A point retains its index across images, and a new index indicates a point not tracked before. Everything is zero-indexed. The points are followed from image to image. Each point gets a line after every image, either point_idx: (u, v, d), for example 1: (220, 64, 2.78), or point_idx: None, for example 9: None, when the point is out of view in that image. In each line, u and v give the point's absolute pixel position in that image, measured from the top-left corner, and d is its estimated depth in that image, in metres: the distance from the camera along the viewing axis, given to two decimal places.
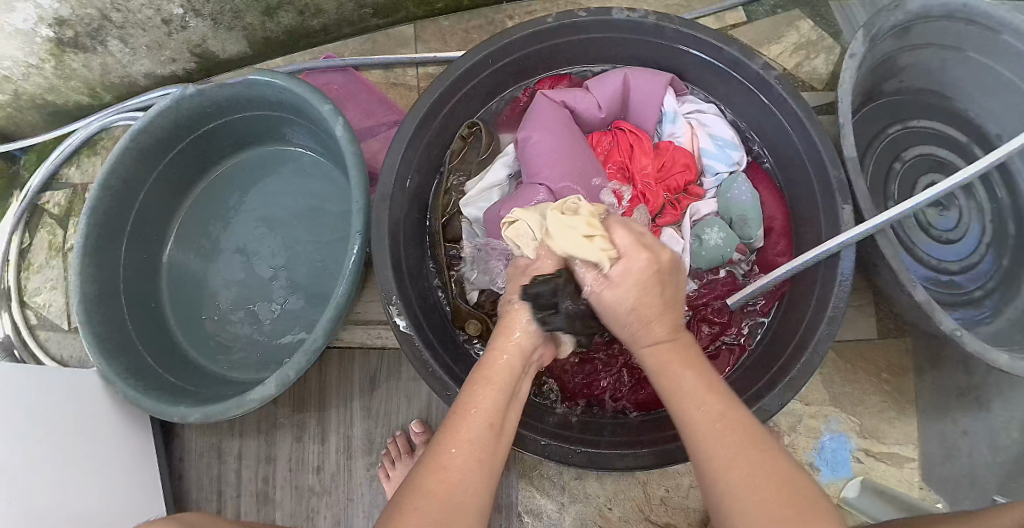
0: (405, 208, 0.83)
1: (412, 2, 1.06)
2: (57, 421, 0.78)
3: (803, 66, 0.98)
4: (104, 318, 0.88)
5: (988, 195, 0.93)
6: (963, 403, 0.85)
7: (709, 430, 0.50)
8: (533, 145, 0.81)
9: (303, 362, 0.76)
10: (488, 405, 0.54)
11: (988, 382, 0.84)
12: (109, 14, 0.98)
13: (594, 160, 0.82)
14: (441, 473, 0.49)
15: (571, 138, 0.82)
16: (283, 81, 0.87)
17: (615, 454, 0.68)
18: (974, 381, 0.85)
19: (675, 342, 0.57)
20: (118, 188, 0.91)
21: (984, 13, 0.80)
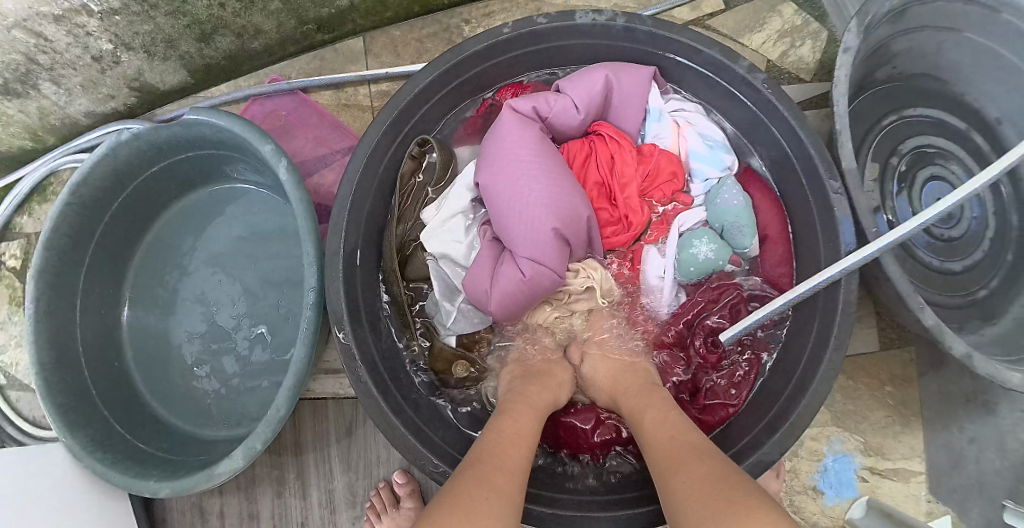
0: (362, 265, 0.78)
1: (358, 13, 0.99)
2: (50, 507, 0.75)
3: (788, 56, 0.89)
4: (64, 386, 0.83)
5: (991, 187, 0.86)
6: (970, 408, 0.78)
7: (667, 440, 0.56)
8: (499, 194, 0.73)
9: (269, 433, 0.70)
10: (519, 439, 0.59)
11: (995, 384, 0.76)
12: (35, 57, 0.90)
13: (569, 201, 0.72)
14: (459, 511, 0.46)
15: (547, 178, 0.72)
16: (219, 118, 0.80)
17: (607, 516, 0.66)
18: (982, 385, 0.77)
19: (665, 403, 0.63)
20: (62, 246, 0.85)
21: None
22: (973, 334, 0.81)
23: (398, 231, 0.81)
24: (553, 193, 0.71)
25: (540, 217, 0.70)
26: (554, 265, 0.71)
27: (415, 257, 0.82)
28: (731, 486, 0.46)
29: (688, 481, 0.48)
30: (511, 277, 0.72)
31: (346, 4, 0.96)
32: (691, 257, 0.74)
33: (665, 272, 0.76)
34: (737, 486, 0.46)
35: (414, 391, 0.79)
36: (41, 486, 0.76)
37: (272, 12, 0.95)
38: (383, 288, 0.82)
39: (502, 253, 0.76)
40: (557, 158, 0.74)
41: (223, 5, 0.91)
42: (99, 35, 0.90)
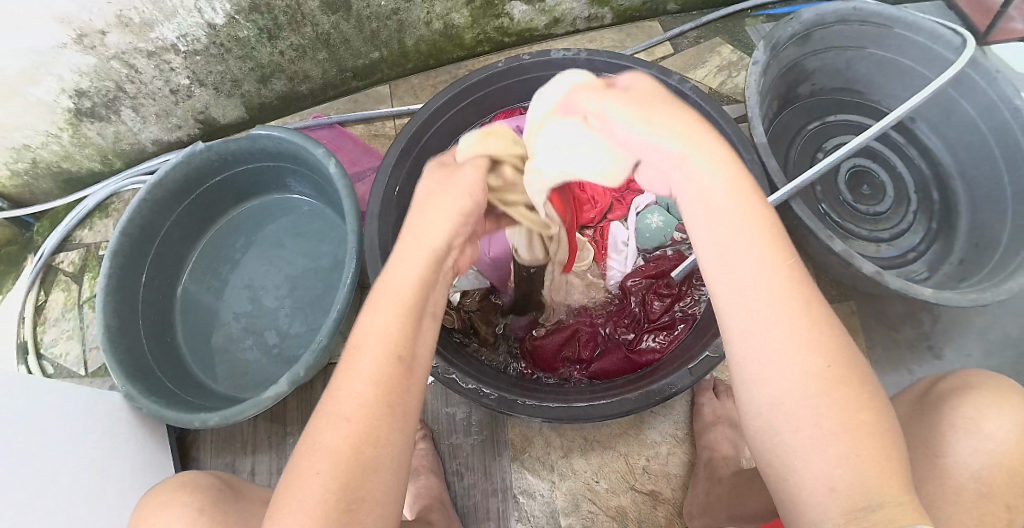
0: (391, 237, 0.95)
1: (385, 64, 1.25)
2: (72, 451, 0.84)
3: (726, 84, 1.15)
4: (124, 348, 0.97)
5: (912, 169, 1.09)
6: (918, 354, 0.97)
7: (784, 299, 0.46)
8: None
9: (311, 361, 0.86)
10: (379, 359, 0.48)
11: (936, 330, 0.98)
12: (123, 85, 1.12)
13: None
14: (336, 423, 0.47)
15: None
16: (283, 132, 1.02)
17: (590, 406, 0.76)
18: (925, 332, 0.98)
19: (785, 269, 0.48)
20: (136, 232, 1.02)
21: (874, 12, 0.97)
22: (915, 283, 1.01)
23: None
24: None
25: None
26: None
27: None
28: (859, 393, 0.46)
29: (808, 380, 0.46)
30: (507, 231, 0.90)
31: (377, 56, 1.22)
32: (645, 226, 0.96)
33: (628, 239, 0.96)
34: (861, 388, 0.47)
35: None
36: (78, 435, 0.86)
37: (319, 61, 1.20)
38: None
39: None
40: None
41: (282, 52, 1.15)
42: (180, 71, 1.13)
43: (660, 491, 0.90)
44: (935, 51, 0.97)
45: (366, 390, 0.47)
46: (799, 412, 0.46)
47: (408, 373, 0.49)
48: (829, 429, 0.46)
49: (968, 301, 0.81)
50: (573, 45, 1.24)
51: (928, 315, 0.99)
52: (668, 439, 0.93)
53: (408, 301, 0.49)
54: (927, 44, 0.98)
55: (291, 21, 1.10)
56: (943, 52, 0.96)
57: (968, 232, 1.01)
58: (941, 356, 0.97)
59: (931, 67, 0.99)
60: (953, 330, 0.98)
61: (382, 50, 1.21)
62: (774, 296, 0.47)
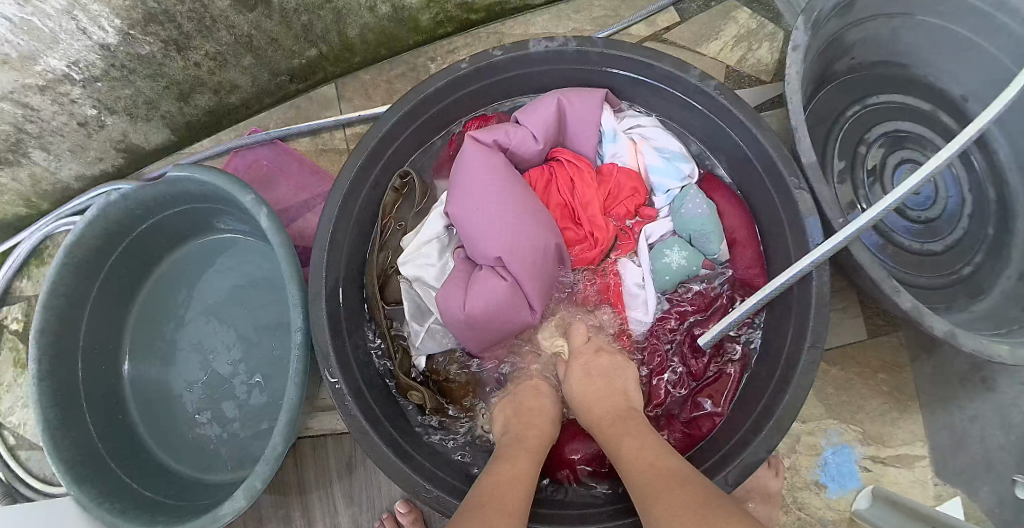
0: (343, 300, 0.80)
1: (328, 61, 1.03)
2: None
3: (747, 60, 0.93)
4: (71, 444, 0.86)
5: (965, 165, 0.89)
6: (967, 386, 0.82)
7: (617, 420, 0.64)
8: (469, 215, 0.76)
9: (267, 471, 0.72)
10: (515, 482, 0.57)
11: (992, 360, 0.80)
12: (23, 127, 0.94)
13: (537, 214, 0.76)
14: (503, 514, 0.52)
15: (517, 192, 0.77)
16: (204, 173, 0.83)
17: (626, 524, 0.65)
18: (977, 362, 0.81)
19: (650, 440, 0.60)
20: (61, 306, 0.88)
21: None
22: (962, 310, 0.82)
23: (381, 259, 0.85)
24: (532, 219, 0.75)
25: (513, 225, 0.74)
26: (530, 274, 0.74)
27: (393, 282, 0.84)
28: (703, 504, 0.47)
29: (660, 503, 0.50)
30: (487, 295, 0.74)
31: (315, 53, 1.00)
32: (664, 267, 0.78)
33: (643, 281, 0.80)
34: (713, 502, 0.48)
35: (393, 417, 0.78)
36: None
37: (246, 68, 0.99)
38: (367, 313, 0.85)
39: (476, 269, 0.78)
40: (523, 183, 0.79)
41: (199, 64, 0.95)
42: (83, 101, 0.94)
43: None
44: (1000, 20, 0.76)
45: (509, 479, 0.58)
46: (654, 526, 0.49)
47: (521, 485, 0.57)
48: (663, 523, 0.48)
49: None
50: (555, 20, 1.01)
51: None
52: None
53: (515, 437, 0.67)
54: (987, 13, 0.77)
55: (201, 27, 0.88)
56: (1005, 21, 0.76)
57: None
58: (995, 387, 0.80)
59: (994, 40, 0.79)
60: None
61: (320, 46, 0.99)
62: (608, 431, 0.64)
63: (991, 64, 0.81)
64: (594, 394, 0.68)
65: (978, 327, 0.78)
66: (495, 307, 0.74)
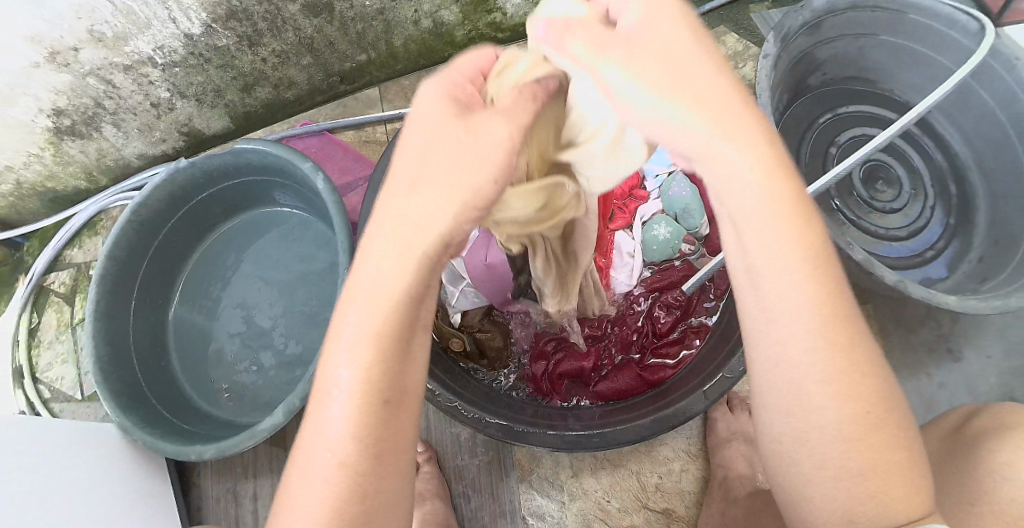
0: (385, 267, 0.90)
1: (374, 66, 1.19)
2: (78, 488, 0.81)
3: (732, 76, 1.10)
4: (118, 379, 0.94)
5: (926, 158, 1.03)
6: (936, 357, 0.93)
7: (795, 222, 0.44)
8: None
9: (306, 390, 0.82)
10: (352, 394, 0.45)
11: (954, 332, 0.93)
12: (102, 101, 1.07)
13: None
14: (324, 455, 0.44)
15: None
16: (267, 145, 0.97)
17: (609, 431, 0.73)
18: (943, 333, 0.94)
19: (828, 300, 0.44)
20: (122, 257, 0.99)
21: None
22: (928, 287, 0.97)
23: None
24: None
25: None
26: None
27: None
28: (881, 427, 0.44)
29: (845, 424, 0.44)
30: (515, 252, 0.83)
31: (365, 57, 1.16)
32: (652, 238, 0.92)
33: (634, 250, 0.93)
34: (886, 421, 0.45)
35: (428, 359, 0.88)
36: (81, 474, 0.83)
37: (304, 66, 1.14)
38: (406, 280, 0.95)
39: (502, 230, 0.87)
40: None
41: (265, 59, 1.10)
42: (159, 84, 1.08)
43: (674, 509, 0.87)
44: (951, 36, 0.91)
45: (363, 365, 0.44)
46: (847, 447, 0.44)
47: (399, 410, 0.46)
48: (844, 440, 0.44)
49: (991, 309, 0.77)
50: None
51: (943, 316, 0.94)
52: (681, 454, 0.90)
53: (412, 294, 0.46)
54: (942, 32, 0.92)
55: (272, 27, 1.04)
56: (956, 38, 0.91)
57: (986, 229, 0.95)
58: (959, 357, 0.92)
59: (948, 55, 0.94)
60: (973, 327, 0.94)
61: (369, 52, 1.15)
62: (789, 262, 0.44)
63: (943, 73, 0.96)
64: (788, 188, 0.44)
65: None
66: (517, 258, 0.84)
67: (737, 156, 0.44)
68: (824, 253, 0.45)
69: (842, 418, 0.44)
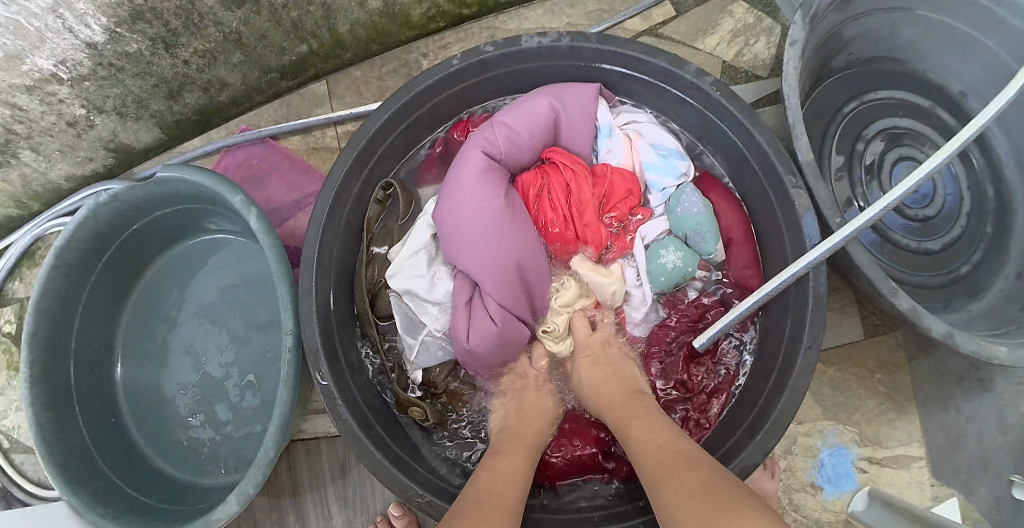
0: (336, 317, 0.78)
1: (318, 58, 1.02)
2: None
3: (744, 54, 0.94)
4: (64, 450, 0.85)
5: (965, 163, 0.88)
6: (965, 389, 0.80)
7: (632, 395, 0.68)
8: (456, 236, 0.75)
9: (258, 477, 0.71)
10: None
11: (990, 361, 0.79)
12: (12, 127, 0.93)
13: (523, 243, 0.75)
14: None
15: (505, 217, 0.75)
16: (194, 174, 0.82)
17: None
18: (975, 362, 0.80)
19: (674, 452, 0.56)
20: (52, 313, 0.87)
21: None
22: (958, 312, 0.82)
23: (368, 274, 0.80)
24: (518, 249, 0.74)
25: (496, 257, 0.73)
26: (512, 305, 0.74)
27: (381, 296, 0.80)
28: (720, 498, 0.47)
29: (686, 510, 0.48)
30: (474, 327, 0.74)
31: (306, 49, 0.99)
32: (660, 267, 0.77)
33: (639, 280, 0.79)
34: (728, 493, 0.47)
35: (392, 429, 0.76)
36: None
37: (235, 65, 0.97)
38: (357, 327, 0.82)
39: (474, 294, 0.75)
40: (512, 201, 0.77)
41: (187, 61, 0.93)
42: (71, 101, 0.93)
43: None
44: (1000, 13, 0.75)
45: None
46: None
47: None
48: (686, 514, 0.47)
49: None
50: (548, 15, 1.00)
51: None
52: None
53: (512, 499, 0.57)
54: (988, 7, 0.76)
55: (188, 24, 0.87)
56: (1005, 17, 0.75)
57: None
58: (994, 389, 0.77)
59: (991, 34, 0.78)
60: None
61: (310, 42, 0.98)
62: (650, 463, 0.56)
63: (987, 56, 0.80)
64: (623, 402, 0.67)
65: (975, 327, 0.78)
66: (483, 336, 0.74)
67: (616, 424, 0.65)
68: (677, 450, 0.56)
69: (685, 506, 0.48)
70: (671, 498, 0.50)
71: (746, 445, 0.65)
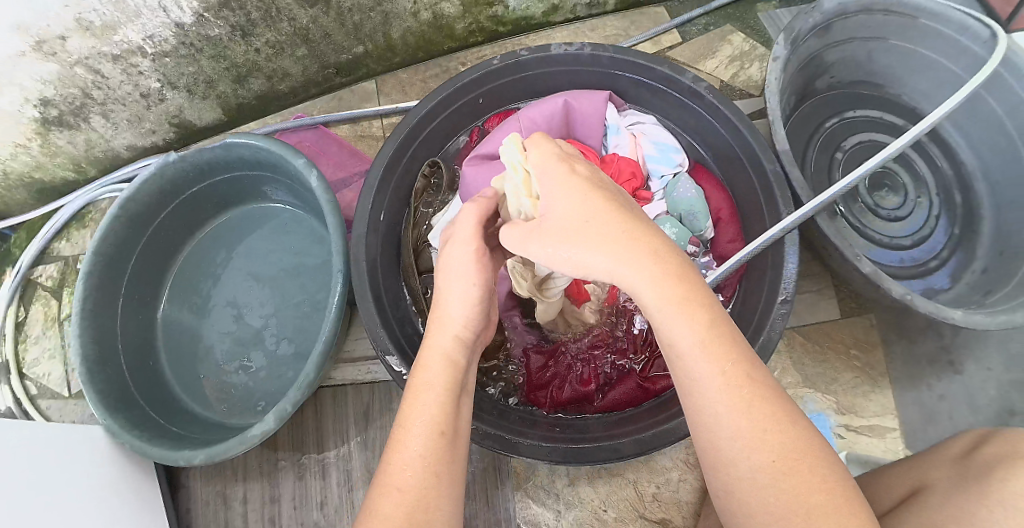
0: (382, 266, 0.89)
1: (371, 59, 1.16)
2: (60, 491, 0.78)
3: (739, 76, 1.10)
4: (106, 378, 0.92)
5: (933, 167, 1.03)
6: (936, 368, 0.92)
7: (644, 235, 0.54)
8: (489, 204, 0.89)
9: (298, 396, 0.80)
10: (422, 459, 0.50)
11: (957, 344, 0.92)
12: (90, 92, 1.04)
13: None
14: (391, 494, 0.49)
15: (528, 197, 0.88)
16: (258, 139, 0.93)
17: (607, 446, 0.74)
18: (945, 344, 0.93)
19: (739, 369, 0.48)
20: (110, 254, 0.96)
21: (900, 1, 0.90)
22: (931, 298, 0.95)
23: (414, 232, 0.95)
24: None
25: None
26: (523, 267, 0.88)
27: (426, 252, 0.95)
28: (816, 469, 0.46)
29: (765, 468, 0.46)
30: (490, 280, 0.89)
31: (361, 50, 1.13)
32: None
33: None
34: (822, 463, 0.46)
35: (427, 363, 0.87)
36: (61, 475, 0.80)
37: (299, 58, 1.11)
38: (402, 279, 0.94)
39: None
40: None
41: (258, 49, 1.06)
42: (149, 74, 1.05)
43: (671, 519, 0.86)
44: (961, 42, 0.91)
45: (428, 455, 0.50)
46: (778, 497, 0.45)
47: (454, 442, 0.52)
48: (752, 451, 0.47)
49: (996, 324, 0.77)
50: (573, 35, 1.16)
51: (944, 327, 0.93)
52: (679, 464, 0.88)
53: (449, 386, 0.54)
54: (954, 37, 0.91)
55: (267, 16, 1.00)
56: (966, 45, 0.90)
57: (992, 237, 0.95)
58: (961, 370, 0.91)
59: (958, 61, 0.93)
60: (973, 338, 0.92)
61: (366, 44, 1.11)
62: (709, 370, 0.48)
63: (951, 79, 0.95)
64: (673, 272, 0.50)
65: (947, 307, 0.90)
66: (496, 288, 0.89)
67: (609, 261, 0.52)
68: (720, 327, 0.49)
69: (771, 469, 0.46)
70: (751, 443, 0.47)
71: None
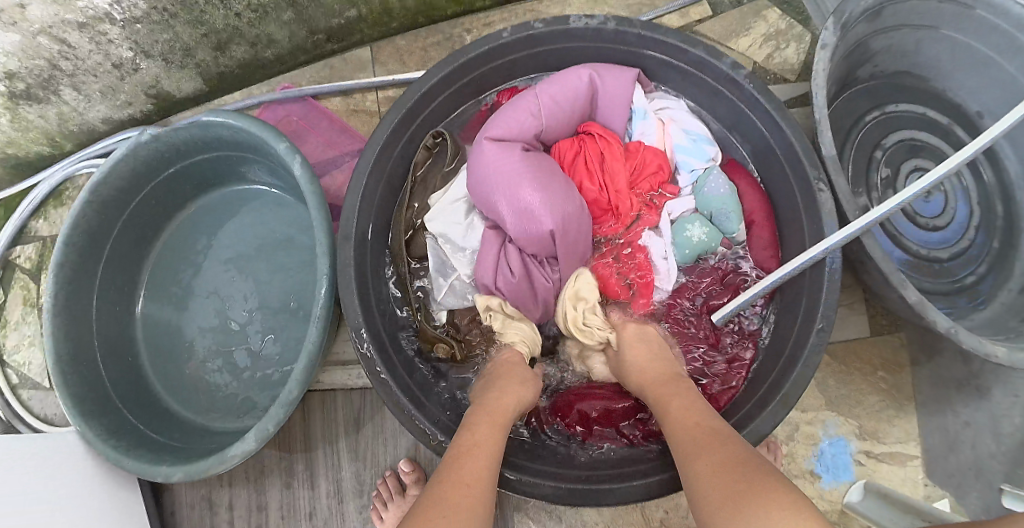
0: (371, 272, 0.80)
1: (365, 24, 1.04)
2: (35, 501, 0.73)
3: (774, 58, 0.98)
4: (81, 378, 0.86)
5: (974, 175, 0.91)
6: (963, 394, 0.82)
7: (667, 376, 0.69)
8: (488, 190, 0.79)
9: (280, 414, 0.74)
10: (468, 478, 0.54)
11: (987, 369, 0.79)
12: (57, 63, 0.94)
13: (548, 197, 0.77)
14: (458, 485, 0.53)
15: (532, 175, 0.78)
16: (236, 120, 0.84)
17: (610, 488, 0.68)
18: (973, 371, 0.81)
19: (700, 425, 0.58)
20: (83, 245, 0.88)
21: None
22: (965, 318, 0.85)
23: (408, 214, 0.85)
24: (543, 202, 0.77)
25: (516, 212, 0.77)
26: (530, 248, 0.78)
27: (419, 236, 0.86)
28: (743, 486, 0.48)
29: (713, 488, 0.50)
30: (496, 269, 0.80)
31: (354, 15, 1.01)
32: (685, 240, 0.82)
33: (666, 253, 0.83)
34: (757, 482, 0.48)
35: (416, 376, 0.80)
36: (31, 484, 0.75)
37: (285, 22, 0.99)
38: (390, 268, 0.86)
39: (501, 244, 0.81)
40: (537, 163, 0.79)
41: (239, 14, 0.95)
42: (120, 42, 0.94)
43: None
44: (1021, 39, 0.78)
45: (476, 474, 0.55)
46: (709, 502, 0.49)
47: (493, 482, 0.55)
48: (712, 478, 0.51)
49: None
50: (591, 2, 1.03)
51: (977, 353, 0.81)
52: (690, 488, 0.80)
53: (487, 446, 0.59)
54: (1011, 33, 0.78)
55: None
56: None
57: None
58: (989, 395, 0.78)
59: (1013, 60, 0.81)
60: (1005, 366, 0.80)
61: (360, 8, 1.00)
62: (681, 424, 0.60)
63: (1006, 80, 0.83)
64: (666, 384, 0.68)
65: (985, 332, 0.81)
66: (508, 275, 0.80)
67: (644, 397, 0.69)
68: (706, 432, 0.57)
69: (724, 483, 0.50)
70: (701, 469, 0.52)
71: (756, 416, 0.69)
